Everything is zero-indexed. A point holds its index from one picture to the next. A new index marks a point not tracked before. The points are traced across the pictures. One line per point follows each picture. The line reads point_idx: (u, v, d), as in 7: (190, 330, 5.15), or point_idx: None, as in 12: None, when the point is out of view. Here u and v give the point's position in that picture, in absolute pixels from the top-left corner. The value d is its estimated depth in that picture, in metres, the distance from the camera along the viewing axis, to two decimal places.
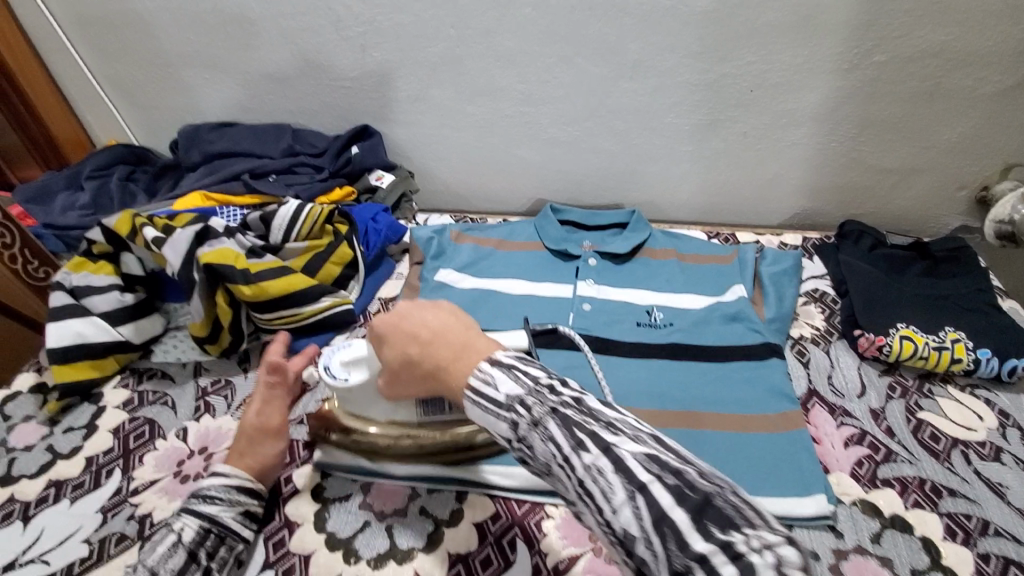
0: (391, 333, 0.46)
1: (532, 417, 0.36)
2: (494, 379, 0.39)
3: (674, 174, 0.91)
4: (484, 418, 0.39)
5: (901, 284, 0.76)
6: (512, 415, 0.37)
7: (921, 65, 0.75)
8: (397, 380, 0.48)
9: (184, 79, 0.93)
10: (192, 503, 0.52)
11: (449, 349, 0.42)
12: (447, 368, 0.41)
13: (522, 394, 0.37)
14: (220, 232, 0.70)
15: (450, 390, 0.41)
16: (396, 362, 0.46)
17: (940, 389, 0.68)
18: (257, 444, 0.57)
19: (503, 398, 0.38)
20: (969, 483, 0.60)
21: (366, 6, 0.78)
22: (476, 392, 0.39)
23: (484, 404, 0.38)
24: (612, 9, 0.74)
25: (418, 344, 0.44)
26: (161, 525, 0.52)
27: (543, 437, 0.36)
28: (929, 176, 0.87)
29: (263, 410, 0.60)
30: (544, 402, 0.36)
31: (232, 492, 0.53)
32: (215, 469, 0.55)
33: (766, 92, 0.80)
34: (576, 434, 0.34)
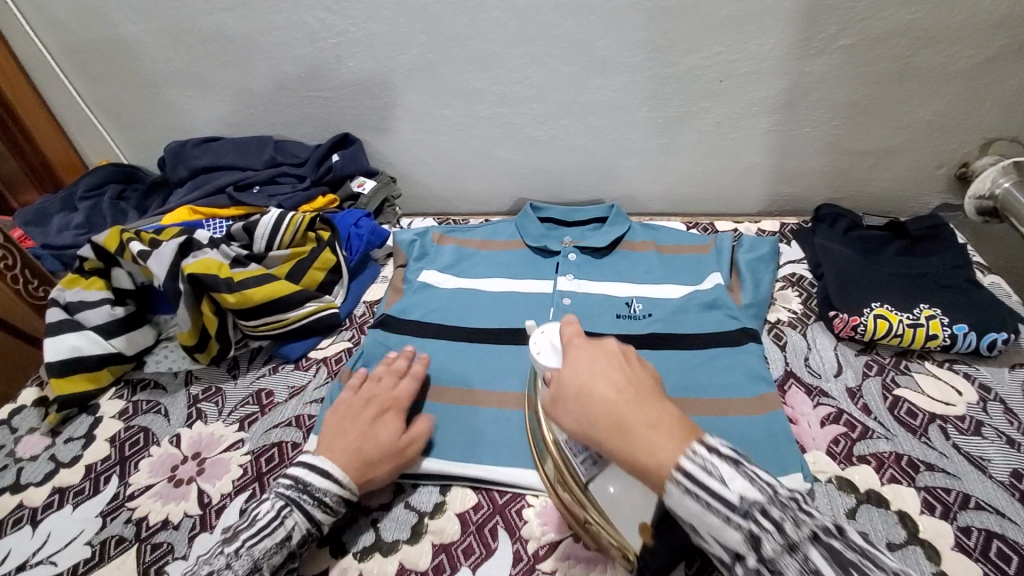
0: (589, 359, 0.45)
1: (786, 538, 0.34)
2: (716, 471, 0.36)
3: (651, 167, 0.92)
4: (700, 516, 0.36)
5: (877, 264, 0.76)
6: (749, 525, 0.35)
7: (889, 46, 0.76)
8: (559, 405, 0.45)
9: (170, 98, 0.96)
10: (304, 501, 0.54)
11: (650, 412, 0.40)
12: (643, 429, 0.40)
13: (764, 502, 0.35)
14: (204, 244, 0.73)
15: (637, 451, 0.39)
16: (577, 387, 0.44)
17: (918, 365, 0.69)
18: (363, 444, 0.58)
19: (737, 500, 0.35)
20: (947, 457, 0.60)
21: (339, 17, 0.80)
22: (687, 481, 0.37)
23: (707, 498, 0.36)
24: (578, 8, 0.75)
25: (618, 386, 0.42)
26: (267, 504, 0.54)
27: (802, 566, 0.34)
28: (905, 157, 0.87)
29: (366, 411, 0.61)
30: (800, 524, 0.35)
31: (339, 503, 0.55)
32: (328, 470, 0.55)
33: (736, 81, 0.81)
34: (848, 572, 0.34)
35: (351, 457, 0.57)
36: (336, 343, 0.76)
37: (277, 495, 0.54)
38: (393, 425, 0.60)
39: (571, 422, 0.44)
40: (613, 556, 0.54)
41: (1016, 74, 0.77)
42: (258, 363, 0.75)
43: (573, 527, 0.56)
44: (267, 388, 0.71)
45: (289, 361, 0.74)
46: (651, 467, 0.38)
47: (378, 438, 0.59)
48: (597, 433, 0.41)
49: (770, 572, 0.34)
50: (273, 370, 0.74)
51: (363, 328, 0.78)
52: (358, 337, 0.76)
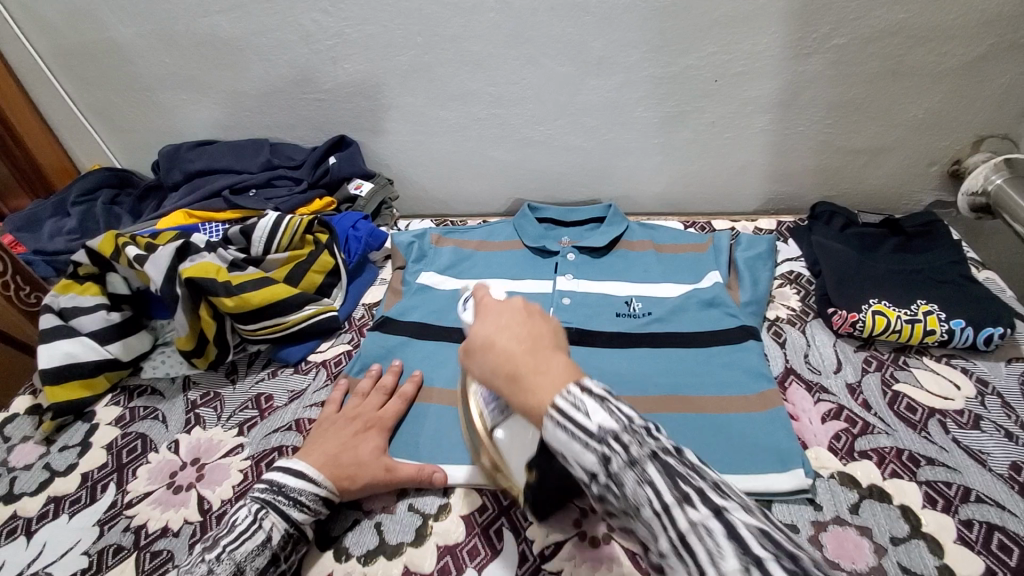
0: (498, 315, 0.43)
1: (629, 456, 0.33)
2: (586, 406, 0.35)
3: (648, 167, 0.92)
4: (567, 446, 0.35)
5: (874, 260, 0.77)
6: (604, 449, 0.34)
7: (881, 45, 0.77)
8: (472, 353, 0.43)
9: (163, 101, 0.95)
10: (280, 501, 0.54)
11: (542, 361, 0.39)
12: (532, 375, 0.38)
13: (617, 429, 0.34)
14: (201, 247, 0.72)
15: (527, 392, 0.38)
16: (478, 340, 0.42)
17: (916, 361, 0.69)
18: (343, 453, 0.59)
19: (595, 429, 0.34)
20: (947, 451, 0.60)
21: (334, 19, 0.80)
22: (558, 420, 0.35)
23: (572, 430, 0.35)
24: (574, 9, 0.76)
25: (514, 331, 0.42)
26: (244, 510, 0.54)
27: (639, 479, 0.33)
28: (899, 154, 0.88)
29: (350, 425, 0.62)
30: (645, 443, 0.34)
31: (318, 504, 0.55)
32: (303, 470, 0.56)
33: (731, 81, 0.81)
34: (681, 486, 0.32)
35: (328, 461, 0.58)
36: (336, 346, 0.75)
37: (252, 499, 0.54)
38: (376, 443, 0.61)
39: (479, 370, 0.41)
40: (618, 554, 0.54)
41: (1007, 71, 0.78)
42: (256, 367, 0.74)
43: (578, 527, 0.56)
44: (267, 392, 0.71)
45: (288, 365, 0.73)
46: (535, 412, 0.37)
47: (359, 450, 0.60)
48: (494, 381, 0.40)
49: (619, 488, 0.33)
50: (273, 374, 0.73)
51: (362, 331, 0.77)
52: (358, 340, 0.76)
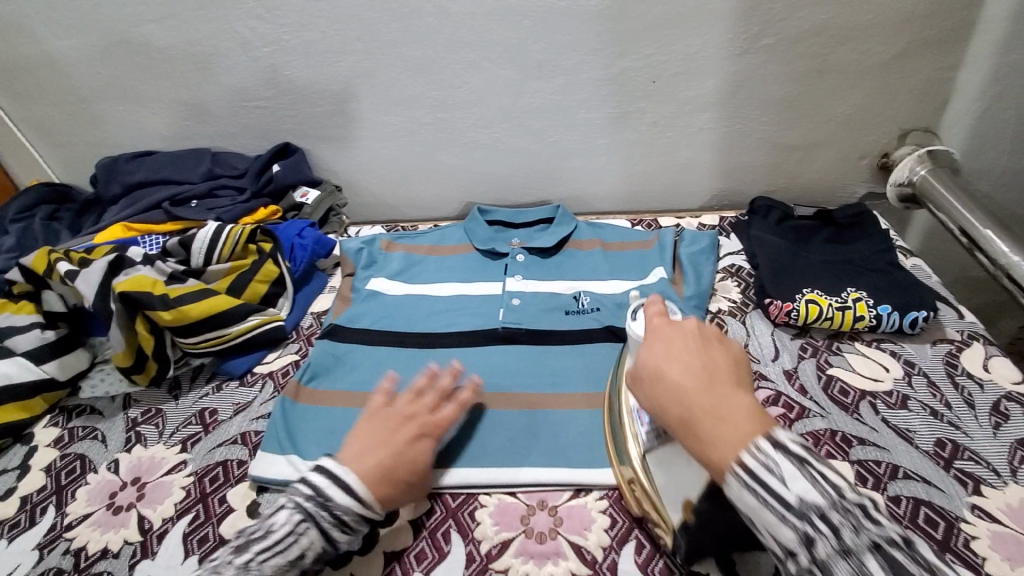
0: (667, 344, 0.48)
1: (839, 539, 0.36)
2: (784, 476, 0.38)
3: (595, 168, 0.94)
4: (756, 510, 0.38)
5: (809, 252, 0.80)
6: (807, 528, 0.37)
7: (807, 44, 0.81)
8: (647, 382, 0.47)
9: (100, 113, 0.92)
10: (326, 518, 0.50)
11: (719, 403, 0.43)
12: (709, 418, 0.42)
13: (825, 507, 0.37)
14: (137, 261, 0.71)
15: (703, 437, 0.42)
16: (652, 372, 0.47)
17: (849, 346, 0.73)
18: (393, 465, 0.54)
19: (796, 500, 0.38)
20: (877, 431, 0.63)
21: (272, 26, 0.79)
22: (747, 481, 0.39)
23: (768, 497, 0.38)
24: (511, 13, 0.77)
25: (687, 365, 0.46)
26: (284, 515, 0.50)
27: (853, 569, 0.36)
28: (832, 149, 0.92)
29: (408, 429, 0.56)
30: (859, 530, 0.37)
31: (358, 521, 0.51)
32: (350, 487, 0.51)
33: (669, 82, 0.84)
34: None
35: (377, 477, 0.52)
36: (283, 356, 0.74)
37: (295, 506, 0.50)
38: (425, 449, 0.56)
39: (653, 398, 0.46)
40: (565, 549, 0.55)
41: (924, 68, 0.83)
42: (200, 382, 0.72)
43: (525, 525, 0.57)
44: (211, 406, 0.69)
45: (234, 377, 0.72)
46: (713, 460, 0.41)
47: (397, 463, 0.53)
48: (668, 415, 0.45)
49: (823, 572, 0.36)
50: (217, 388, 0.71)
51: (311, 340, 0.76)
52: (306, 350, 0.75)
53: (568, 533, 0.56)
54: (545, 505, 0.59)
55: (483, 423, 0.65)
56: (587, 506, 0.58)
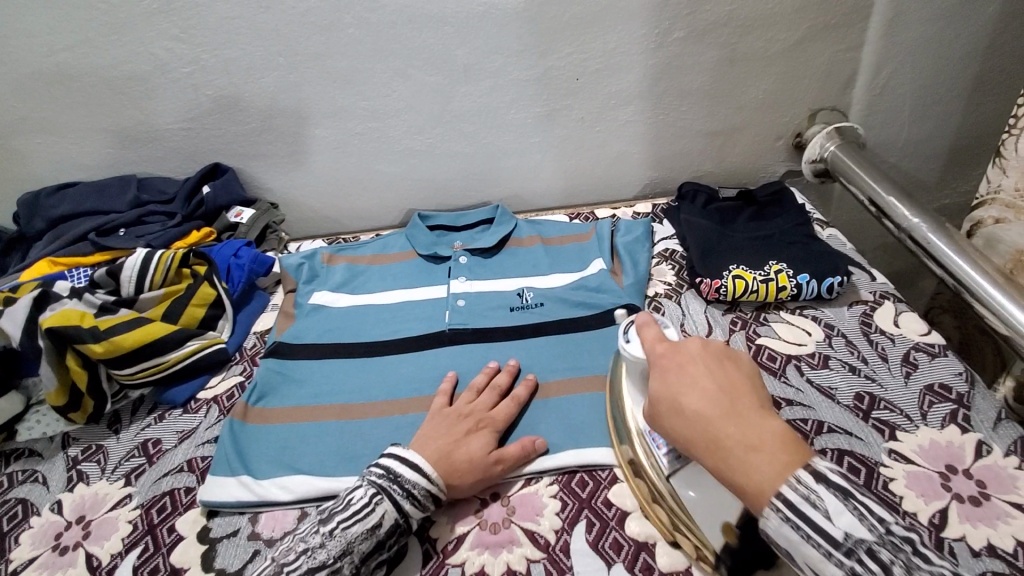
0: (683, 373, 0.49)
1: (889, 574, 0.37)
2: (828, 514, 0.40)
3: (531, 165, 0.96)
4: (799, 545, 0.40)
5: (733, 231, 0.85)
6: (850, 563, 0.38)
7: (716, 35, 0.85)
8: (662, 410, 0.49)
9: (12, 147, 0.88)
10: (396, 490, 0.53)
11: (748, 432, 0.44)
12: (738, 447, 0.44)
13: (870, 542, 0.39)
14: (63, 294, 0.69)
15: (740, 467, 0.43)
16: (667, 401, 0.48)
17: (775, 316, 0.77)
18: (454, 450, 0.58)
19: (841, 536, 0.39)
20: (802, 392, 0.68)
21: (189, 46, 0.78)
22: (789, 516, 0.40)
23: (811, 531, 0.39)
24: (431, 20, 0.79)
25: (696, 390, 0.47)
26: (360, 489, 0.54)
27: None
28: (751, 133, 0.97)
29: (463, 425, 0.61)
30: (906, 567, 0.37)
31: (427, 499, 0.54)
32: (418, 461, 0.55)
33: (592, 78, 0.87)
34: None
35: (444, 459, 0.57)
36: (227, 379, 0.73)
37: (370, 480, 0.54)
38: (486, 442, 0.60)
39: (673, 427, 0.48)
40: (519, 536, 0.56)
41: (824, 51, 0.89)
42: (142, 413, 0.71)
43: (479, 517, 0.58)
44: (155, 436, 0.68)
45: (177, 406, 0.71)
46: (748, 492, 0.42)
47: (463, 448, 0.58)
48: (691, 443, 0.46)
49: None
50: (160, 418, 0.70)
51: (255, 360, 0.75)
52: (250, 370, 0.74)
53: (521, 520, 0.58)
54: (498, 496, 0.60)
55: None
56: (538, 493, 0.60)
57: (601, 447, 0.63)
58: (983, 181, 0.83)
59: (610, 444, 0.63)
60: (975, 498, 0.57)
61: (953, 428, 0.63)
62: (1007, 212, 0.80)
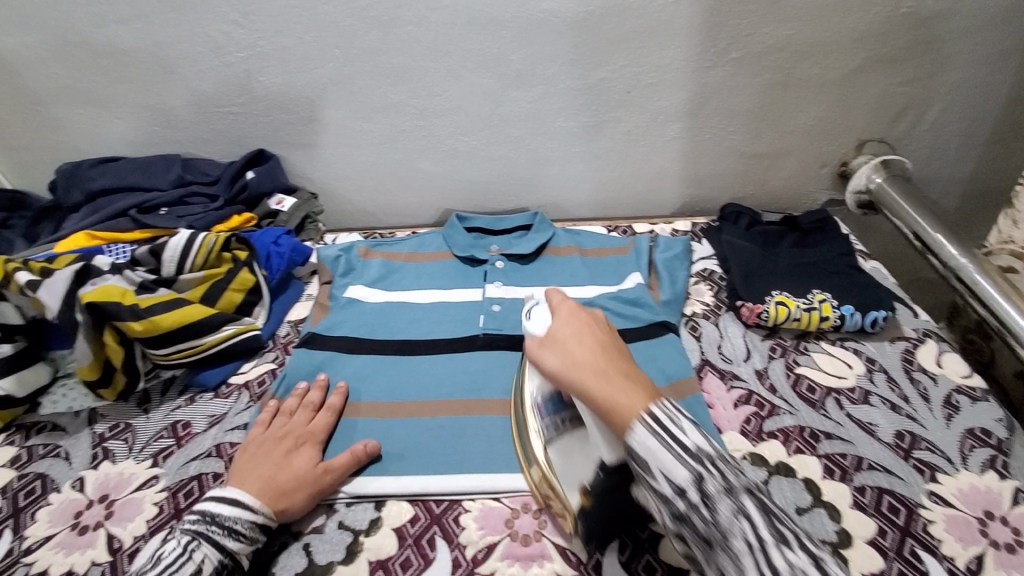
0: (572, 324, 0.54)
1: (725, 484, 0.42)
2: (681, 428, 0.44)
3: (572, 174, 0.96)
4: (656, 452, 0.43)
5: (776, 256, 0.84)
6: (699, 470, 0.42)
7: (771, 59, 0.85)
8: (548, 352, 0.52)
9: (57, 116, 0.88)
10: (214, 531, 0.52)
11: (625, 382, 0.47)
12: (613, 380, 0.48)
13: (710, 452, 0.43)
14: (105, 269, 0.69)
15: (609, 395, 0.47)
16: (557, 343, 0.52)
17: (815, 346, 0.76)
18: (277, 473, 0.58)
19: (693, 447, 0.43)
20: (841, 426, 0.66)
21: (247, 31, 0.78)
22: (652, 428, 0.44)
23: (670, 440, 0.43)
24: (489, 23, 0.78)
25: (582, 336, 0.52)
26: (172, 542, 0.52)
27: (734, 508, 0.41)
28: (795, 158, 0.96)
29: (284, 444, 0.61)
30: (739, 480, 0.43)
31: (255, 531, 0.54)
32: (238, 498, 0.54)
33: (643, 92, 0.86)
34: (769, 519, 0.42)
35: (268, 486, 0.56)
36: (259, 366, 0.73)
37: (182, 531, 0.53)
38: (306, 459, 0.60)
39: (560, 364, 0.51)
40: (549, 551, 0.55)
41: (877, 82, 0.88)
42: (172, 395, 0.70)
43: (510, 528, 0.57)
44: (184, 419, 0.67)
45: (208, 389, 0.70)
46: (621, 415, 0.45)
47: (283, 469, 0.58)
48: (574, 378, 0.49)
49: (708, 509, 0.42)
50: (190, 400, 0.69)
51: (288, 349, 0.75)
52: (282, 359, 0.74)
53: (552, 535, 0.57)
54: (529, 507, 0.59)
55: (465, 429, 0.65)
56: None
57: None
58: (993, 231, 0.84)
59: None
60: (1012, 546, 0.55)
61: (992, 474, 0.61)
62: (1015, 261, 0.80)
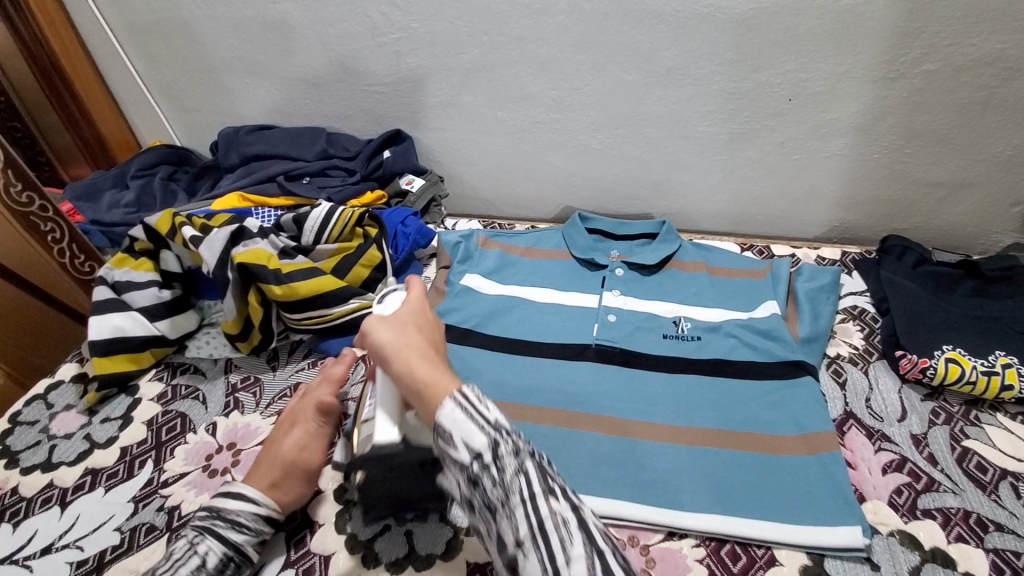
0: (413, 316, 0.53)
1: (516, 446, 0.41)
2: (488, 404, 0.43)
3: (708, 183, 0.89)
4: (461, 425, 0.41)
5: (947, 304, 0.72)
6: (495, 436, 0.41)
7: (974, 75, 0.71)
8: (384, 323, 0.51)
9: (224, 83, 0.95)
10: (218, 525, 0.51)
11: (433, 367, 0.47)
12: (430, 364, 0.47)
13: (504, 425, 0.42)
14: (254, 233, 0.72)
15: (427, 374, 0.46)
16: (394, 325, 0.51)
17: (988, 417, 0.65)
18: (275, 461, 0.57)
19: (491, 419, 0.42)
20: (1017, 518, 0.56)
21: (401, 13, 0.79)
22: (459, 402, 0.43)
23: (472, 416, 0.41)
24: (647, 16, 0.73)
25: (417, 326, 0.52)
26: (180, 539, 0.50)
27: (516, 468, 0.40)
28: (981, 192, 0.82)
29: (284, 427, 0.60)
30: (522, 441, 0.42)
31: (259, 523, 0.53)
32: (243, 492, 0.53)
33: (807, 101, 0.77)
34: (546, 479, 0.41)
35: (269, 483, 0.55)
36: None
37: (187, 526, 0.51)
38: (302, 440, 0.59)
39: (391, 339, 0.50)
40: None
41: None
42: (297, 356, 0.74)
43: None
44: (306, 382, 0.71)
45: (329, 357, 0.74)
46: (436, 390, 0.44)
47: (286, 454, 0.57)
48: (401, 353, 0.48)
49: (501, 474, 0.40)
50: (313, 365, 0.73)
51: None
52: None
53: None
54: (636, 542, 0.56)
55: (573, 442, 0.63)
56: (682, 552, 0.56)
57: (755, 522, 0.56)
58: None
59: (770, 523, 0.56)
60: None
61: None
62: None
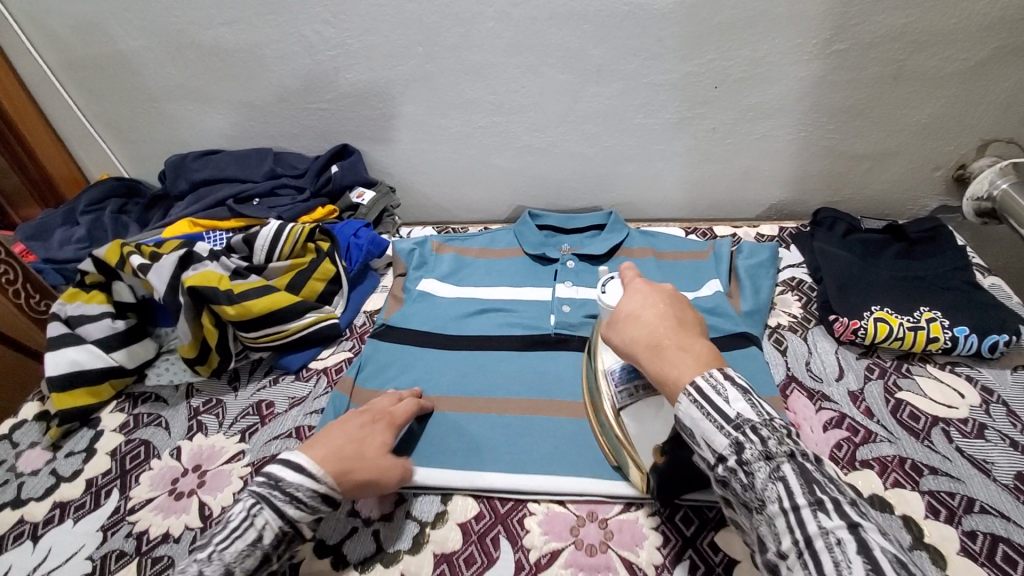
0: (643, 295, 0.50)
1: (766, 449, 0.38)
2: (727, 393, 0.40)
3: (650, 173, 0.92)
4: (698, 423, 0.40)
5: (877, 268, 0.76)
6: (738, 436, 0.39)
7: (883, 50, 0.76)
8: (617, 323, 0.50)
9: (169, 112, 0.96)
10: (276, 496, 0.50)
11: (675, 351, 0.44)
12: (673, 349, 0.44)
13: (756, 422, 0.39)
14: (204, 256, 0.74)
15: (663, 367, 0.44)
16: (624, 313, 0.50)
17: (919, 368, 0.69)
18: (349, 446, 0.54)
19: (734, 415, 0.39)
20: (949, 460, 0.59)
21: (336, 31, 0.81)
22: (695, 397, 0.40)
23: (708, 408, 0.40)
24: (572, 17, 0.76)
25: (654, 305, 0.49)
26: (238, 504, 0.49)
27: (770, 473, 0.37)
28: (904, 160, 0.87)
29: (359, 417, 0.58)
30: (783, 442, 0.38)
31: (316, 501, 0.50)
32: (303, 463, 0.51)
33: (732, 87, 0.81)
34: (815, 489, 0.36)
35: (337, 459, 0.53)
36: (337, 353, 0.76)
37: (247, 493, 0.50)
38: (381, 440, 0.57)
39: (624, 338, 0.49)
40: (616, 565, 0.54)
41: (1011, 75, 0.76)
42: (258, 374, 0.75)
43: (575, 536, 0.56)
44: (268, 399, 0.72)
45: (290, 372, 0.74)
46: (671, 383, 0.43)
47: (362, 444, 0.56)
48: (637, 347, 0.47)
49: (745, 475, 0.38)
50: (275, 381, 0.74)
51: (363, 338, 0.78)
52: (358, 347, 0.77)
53: (620, 547, 0.55)
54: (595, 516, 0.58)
55: (539, 427, 0.65)
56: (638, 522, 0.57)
57: None
58: None
59: None
60: None
61: None
62: None
